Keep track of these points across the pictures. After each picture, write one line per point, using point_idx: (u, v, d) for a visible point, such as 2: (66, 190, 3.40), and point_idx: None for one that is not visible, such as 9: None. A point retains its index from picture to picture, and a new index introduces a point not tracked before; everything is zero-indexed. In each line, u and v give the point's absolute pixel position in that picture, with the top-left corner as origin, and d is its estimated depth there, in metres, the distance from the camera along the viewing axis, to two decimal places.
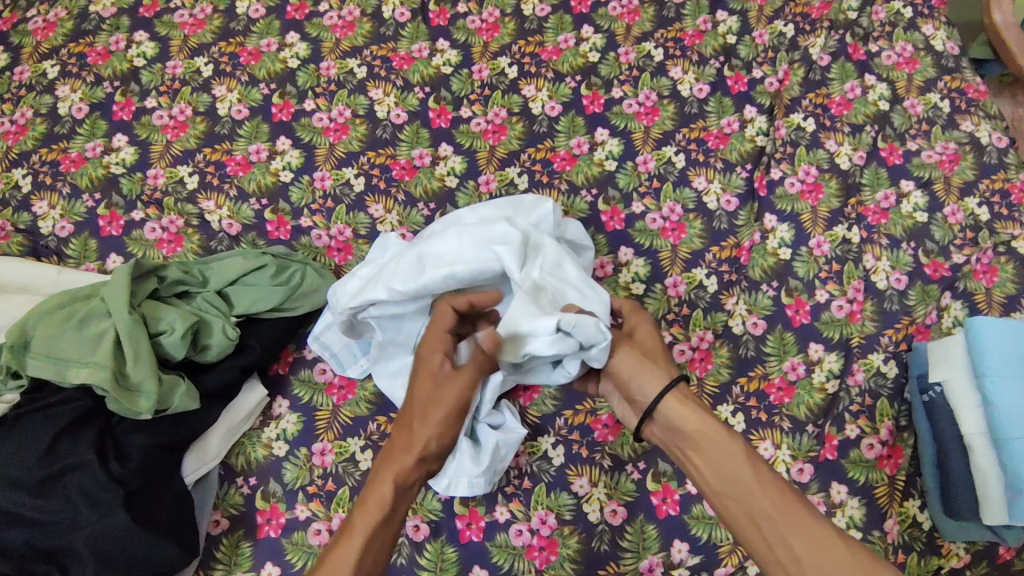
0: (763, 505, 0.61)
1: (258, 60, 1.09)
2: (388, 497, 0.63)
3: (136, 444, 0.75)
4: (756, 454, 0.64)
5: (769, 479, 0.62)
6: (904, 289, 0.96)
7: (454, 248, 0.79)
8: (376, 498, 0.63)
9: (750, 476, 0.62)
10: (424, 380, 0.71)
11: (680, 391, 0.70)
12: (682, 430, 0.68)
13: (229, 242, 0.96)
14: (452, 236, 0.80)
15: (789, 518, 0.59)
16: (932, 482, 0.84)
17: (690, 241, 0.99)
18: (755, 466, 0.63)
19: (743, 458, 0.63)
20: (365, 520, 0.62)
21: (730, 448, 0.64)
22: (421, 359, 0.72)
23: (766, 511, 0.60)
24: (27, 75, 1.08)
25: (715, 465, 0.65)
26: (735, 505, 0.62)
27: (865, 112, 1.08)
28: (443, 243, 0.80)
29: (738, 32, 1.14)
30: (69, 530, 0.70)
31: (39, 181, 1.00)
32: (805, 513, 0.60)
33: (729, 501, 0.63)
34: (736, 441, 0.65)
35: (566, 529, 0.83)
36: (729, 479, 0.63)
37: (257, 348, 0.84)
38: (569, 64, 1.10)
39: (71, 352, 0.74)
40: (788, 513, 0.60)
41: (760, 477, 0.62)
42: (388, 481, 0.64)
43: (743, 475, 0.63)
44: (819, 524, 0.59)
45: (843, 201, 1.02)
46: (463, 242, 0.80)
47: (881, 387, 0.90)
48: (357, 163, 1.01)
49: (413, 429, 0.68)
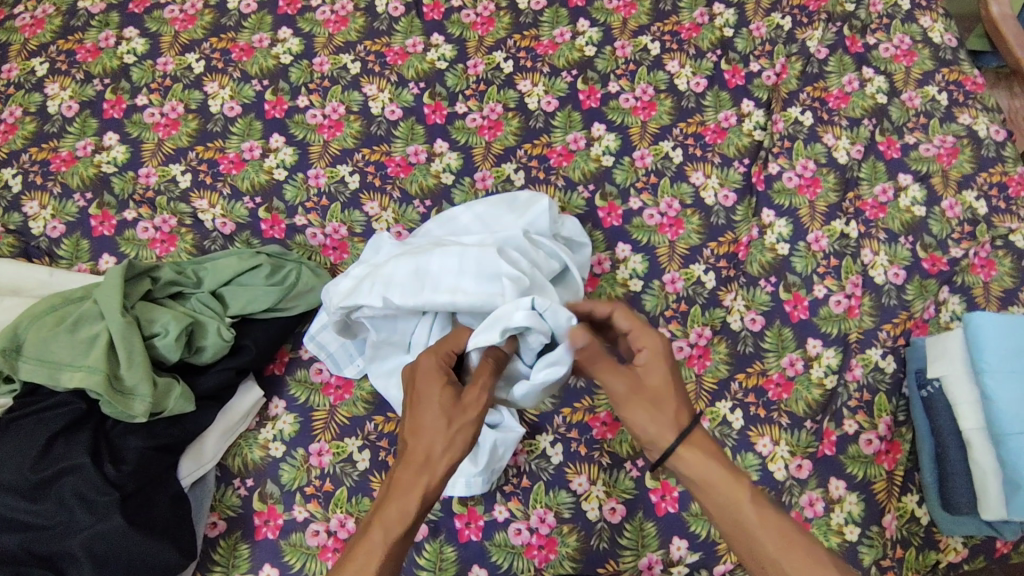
0: (770, 550, 0.60)
1: (250, 55, 1.07)
2: (413, 513, 0.61)
3: (132, 446, 0.75)
4: (763, 496, 0.62)
5: (774, 519, 0.61)
6: (902, 283, 0.96)
7: (452, 267, 0.78)
8: (406, 510, 0.61)
9: (755, 520, 0.61)
10: (439, 388, 0.66)
11: (689, 435, 0.65)
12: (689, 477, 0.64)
13: (223, 242, 0.95)
14: (452, 253, 0.78)
15: (796, 564, 0.59)
16: (930, 478, 0.85)
17: (688, 237, 0.98)
18: (761, 508, 0.61)
19: (752, 509, 0.61)
20: (382, 535, 0.60)
21: (738, 500, 0.62)
22: (432, 365, 0.68)
23: (772, 557, 0.60)
24: (16, 73, 1.07)
25: (723, 510, 0.62)
26: (742, 546, 0.62)
27: (863, 105, 1.07)
28: (441, 261, 0.79)
29: (736, 25, 1.13)
30: (65, 534, 0.70)
31: (29, 180, 0.98)
32: (806, 547, 0.59)
33: (735, 542, 0.62)
34: (745, 488, 0.62)
35: (565, 528, 0.83)
36: (736, 522, 0.62)
37: (252, 348, 0.83)
38: (565, 58, 1.09)
39: (64, 356, 0.74)
40: (793, 554, 0.59)
41: (766, 519, 0.61)
42: (417, 495, 0.61)
43: (749, 520, 0.61)
44: (825, 566, 0.58)
45: (841, 195, 1.01)
46: (462, 260, 0.78)
47: (879, 382, 0.90)
48: (351, 160, 1.00)
49: (437, 437, 0.63)
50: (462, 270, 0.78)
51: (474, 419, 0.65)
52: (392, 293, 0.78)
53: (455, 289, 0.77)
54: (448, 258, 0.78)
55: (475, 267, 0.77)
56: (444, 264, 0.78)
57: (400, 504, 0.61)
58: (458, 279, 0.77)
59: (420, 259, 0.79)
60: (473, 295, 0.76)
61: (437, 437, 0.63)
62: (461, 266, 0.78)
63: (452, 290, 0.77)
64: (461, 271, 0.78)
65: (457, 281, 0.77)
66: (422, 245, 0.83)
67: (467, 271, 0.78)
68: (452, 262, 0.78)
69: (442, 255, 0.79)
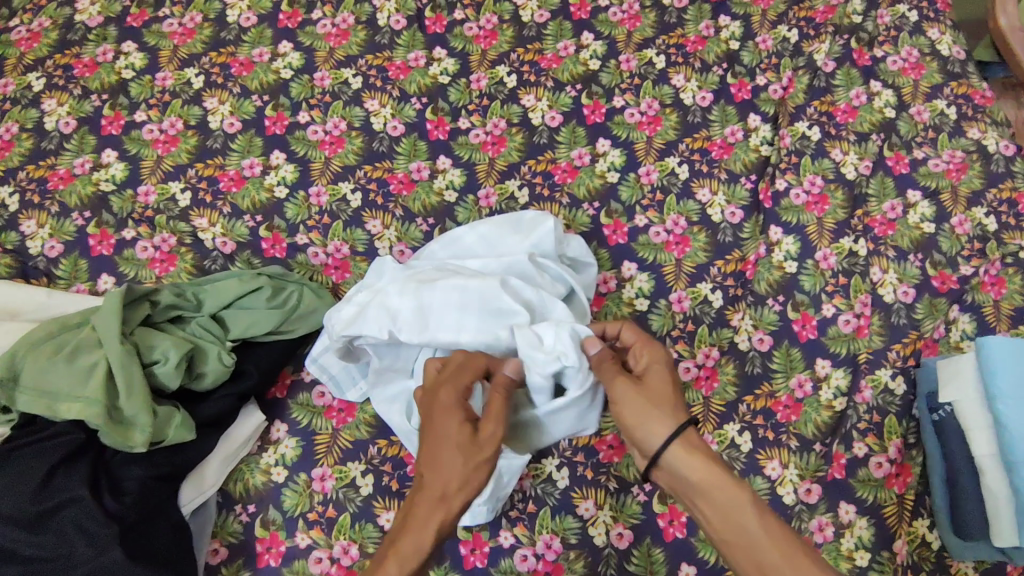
0: (771, 556, 0.59)
1: (250, 70, 1.06)
2: (429, 547, 0.60)
3: (133, 476, 0.74)
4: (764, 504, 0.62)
5: (777, 528, 0.60)
6: (912, 302, 0.94)
7: (455, 302, 0.78)
8: (423, 545, 0.60)
9: (758, 525, 0.60)
10: (458, 424, 0.65)
11: (685, 436, 0.66)
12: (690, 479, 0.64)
13: (223, 261, 0.93)
14: (455, 287, 0.79)
15: (798, 571, 0.58)
16: (941, 503, 0.84)
17: (694, 256, 0.97)
18: (764, 517, 0.61)
19: (752, 512, 0.61)
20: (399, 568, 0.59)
21: (739, 502, 0.62)
22: (450, 398, 0.67)
23: (773, 563, 0.59)
24: (12, 88, 1.05)
25: (724, 516, 0.62)
26: (742, 555, 0.61)
27: (871, 120, 1.06)
28: (444, 295, 0.79)
29: (742, 38, 1.11)
30: (65, 567, 0.68)
31: (26, 199, 0.97)
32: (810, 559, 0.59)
33: (733, 548, 0.61)
34: (746, 496, 0.62)
35: (571, 554, 0.82)
36: (739, 530, 0.61)
37: (255, 373, 0.82)
38: (569, 72, 1.07)
39: (63, 387, 0.73)
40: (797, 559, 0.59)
41: (769, 526, 0.60)
42: (430, 531, 0.60)
43: (750, 527, 0.61)
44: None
45: (850, 212, 1.00)
46: (466, 294, 0.78)
47: (888, 404, 0.89)
48: (353, 177, 0.99)
49: (457, 472, 0.63)
50: (465, 304, 0.78)
51: (489, 456, 0.65)
52: (398, 328, 0.79)
53: (459, 324, 0.78)
54: (451, 292, 0.79)
55: (478, 302, 0.78)
56: (447, 300, 0.78)
57: (420, 538, 0.60)
58: (461, 314, 0.78)
59: (423, 292, 0.79)
60: (478, 334, 0.77)
61: (455, 474, 0.62)
62: (464, 301, 0.78)
63: (457, 328, 0.78)
64: (464, 307, 0.78)
65: (462, 318, 0.78)
66: (424, 272, 0.83)
67: (471, 306, 0.78)
68: (455, 297, 0.78)
69: (445, 289, 0.79)
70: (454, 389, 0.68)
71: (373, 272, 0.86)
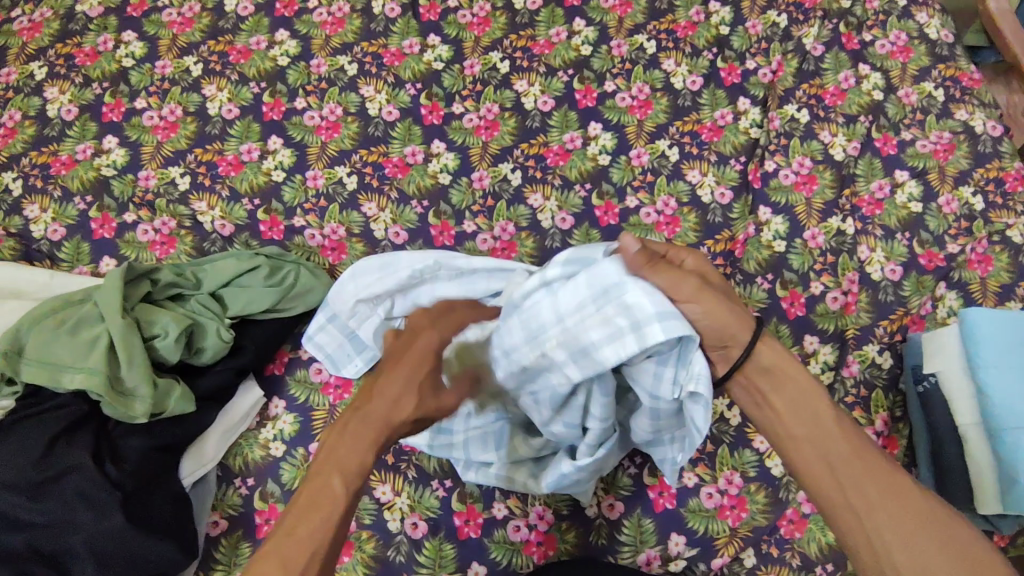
0: (841, 449, 0.63)
1: (248, 58, 1.08)
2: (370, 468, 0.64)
3: (132, 446, 0.76)
4: (849, 423, 0.64)
5: (853, 434, 0.64)
6: (899, 280, 0.96)
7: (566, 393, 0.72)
8: (353, 484, 0.62)
9: (847, 463, 0.62)
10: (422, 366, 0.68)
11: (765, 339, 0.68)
12: (767, 369, 0.67)
13: (223, 243, 0.96)
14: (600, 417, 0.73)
15: (866, 463, 0.62)
16: (927, 473, 0.84)
17: (685, 235, 0.98)
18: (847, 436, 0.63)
19: (828, 412, 0.65)
20: (345, 488, 0.61)
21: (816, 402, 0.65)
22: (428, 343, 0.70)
23: (844, 458, 0.62)
24: (15, 77, 1.08)
25: (804, 421, 0.65)
26: (812, 448, 0.64)
27: (859, 102, 1.07)
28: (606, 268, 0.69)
29: (732, 23, 1.13)
30: (68, 532, 0.71)
31: (29, 184, 0.99)
32: (905, 481, 0.61)
33: (808, 452, 0.64)
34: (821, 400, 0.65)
35: (563, 524, 0.84)
36: (813, 429, 0.65)
37: (252, 349, 0.84)
38: (561, 58, 1.09)
39: (66, 358, 0.75)
40: (892, 500, 0.60)
41: (844, 428, 0.64)
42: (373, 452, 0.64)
43: (839, 448, 0.63)
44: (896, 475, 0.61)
45: (838, 192, 1.01)
46: (631, 301, 0.67)
47: (876, 378, 0.90)
48: (349, 161, 1.01)
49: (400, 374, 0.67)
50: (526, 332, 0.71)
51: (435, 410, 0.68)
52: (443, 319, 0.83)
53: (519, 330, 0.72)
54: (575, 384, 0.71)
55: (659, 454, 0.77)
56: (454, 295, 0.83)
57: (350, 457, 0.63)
58: (568, 342, 0.69)
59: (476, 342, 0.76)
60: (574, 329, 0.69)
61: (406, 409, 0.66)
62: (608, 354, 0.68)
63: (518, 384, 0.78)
64: (562, 318, 0.69)
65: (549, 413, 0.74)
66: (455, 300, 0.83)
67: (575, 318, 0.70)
68: (594, 321, 0.68)
69: (599, 400, 0.71)
70: (430, 337, 0.71)
71: (352, 277, 0.85)
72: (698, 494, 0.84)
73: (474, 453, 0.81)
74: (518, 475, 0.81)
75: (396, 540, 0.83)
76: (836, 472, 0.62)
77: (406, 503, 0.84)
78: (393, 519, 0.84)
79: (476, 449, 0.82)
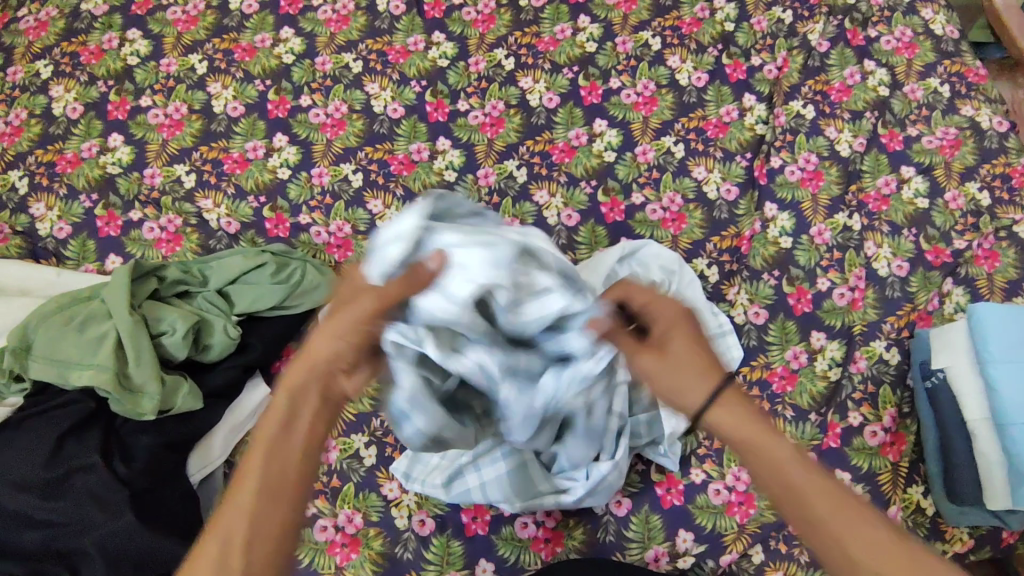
0: (818, 507, 0.55)
1: (252, 56, 1.08)
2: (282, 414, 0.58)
3: (142, 445, 0.76)
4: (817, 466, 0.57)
5: (826, 484, 0.56)
6: (906, 276, 0.95)
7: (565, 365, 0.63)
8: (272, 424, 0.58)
9: (826, 513, 0.55)
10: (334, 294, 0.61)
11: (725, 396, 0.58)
12: (727, 430, 0.58)
13: (228, 241, 0.95)
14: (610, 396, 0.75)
15: (841, 515, 0.55)
16: (935, 470, 0.85)
17: (691, 232, 0.98)
18: (828, 486, 0.56)
19: (795, 464, 0.57)
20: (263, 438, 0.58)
21: (781, 454, 0.57)
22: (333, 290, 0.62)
23: (819, 512, 0.55)
24: (20, 75, 1.08)
25: (773, 480, 0.57)
26: (790, 508, 0.57)
27: (865, 98, 1.07)
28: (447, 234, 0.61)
29: (736, 19, 1.13)
30: (79, 532, 0.71)
31: (35, 182, 0.99)
32: (882, 528, 0.55)
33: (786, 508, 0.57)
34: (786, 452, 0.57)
35: (571, 521, 0.84)
36: (787, 487, 0.57)
37: (259, 346, 0.84)
38: (566, 55, 1.09)
39: (74, 356, 0.76)
40: (876, 550, 0.54)
41: (812, 480, 0.56)
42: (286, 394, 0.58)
43: (814, 502, 0.55)
44: (870, 521, 0.55)
45: (843, 187, 1.01)
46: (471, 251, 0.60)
47: (883, 374, 0.90)
48: (354, 158, 1.00)
49: (318, 359, 0.58)
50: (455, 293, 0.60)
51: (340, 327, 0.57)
52: None
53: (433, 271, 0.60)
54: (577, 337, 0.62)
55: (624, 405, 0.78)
56: None
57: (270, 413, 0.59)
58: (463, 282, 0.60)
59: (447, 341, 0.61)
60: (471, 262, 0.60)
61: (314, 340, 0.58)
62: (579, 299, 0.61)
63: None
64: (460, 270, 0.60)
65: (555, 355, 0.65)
66: None
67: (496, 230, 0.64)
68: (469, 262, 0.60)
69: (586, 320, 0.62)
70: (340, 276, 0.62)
71: None
72: (705, 491, 0.84)
73: (493, 494, 0.78)
74: (545, 496, 0.80)
75: (403, 536, 0.83)
76: (816, 528, 0.56)
77: (413, 500, 0.84)
78: (401, 516, 0.84)
79: (493, 489, 0.78)
